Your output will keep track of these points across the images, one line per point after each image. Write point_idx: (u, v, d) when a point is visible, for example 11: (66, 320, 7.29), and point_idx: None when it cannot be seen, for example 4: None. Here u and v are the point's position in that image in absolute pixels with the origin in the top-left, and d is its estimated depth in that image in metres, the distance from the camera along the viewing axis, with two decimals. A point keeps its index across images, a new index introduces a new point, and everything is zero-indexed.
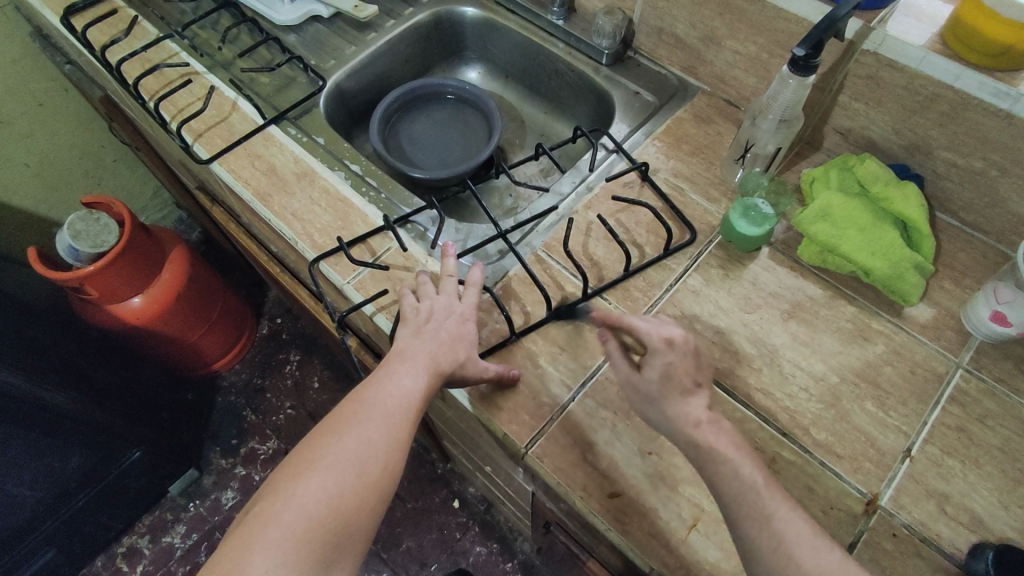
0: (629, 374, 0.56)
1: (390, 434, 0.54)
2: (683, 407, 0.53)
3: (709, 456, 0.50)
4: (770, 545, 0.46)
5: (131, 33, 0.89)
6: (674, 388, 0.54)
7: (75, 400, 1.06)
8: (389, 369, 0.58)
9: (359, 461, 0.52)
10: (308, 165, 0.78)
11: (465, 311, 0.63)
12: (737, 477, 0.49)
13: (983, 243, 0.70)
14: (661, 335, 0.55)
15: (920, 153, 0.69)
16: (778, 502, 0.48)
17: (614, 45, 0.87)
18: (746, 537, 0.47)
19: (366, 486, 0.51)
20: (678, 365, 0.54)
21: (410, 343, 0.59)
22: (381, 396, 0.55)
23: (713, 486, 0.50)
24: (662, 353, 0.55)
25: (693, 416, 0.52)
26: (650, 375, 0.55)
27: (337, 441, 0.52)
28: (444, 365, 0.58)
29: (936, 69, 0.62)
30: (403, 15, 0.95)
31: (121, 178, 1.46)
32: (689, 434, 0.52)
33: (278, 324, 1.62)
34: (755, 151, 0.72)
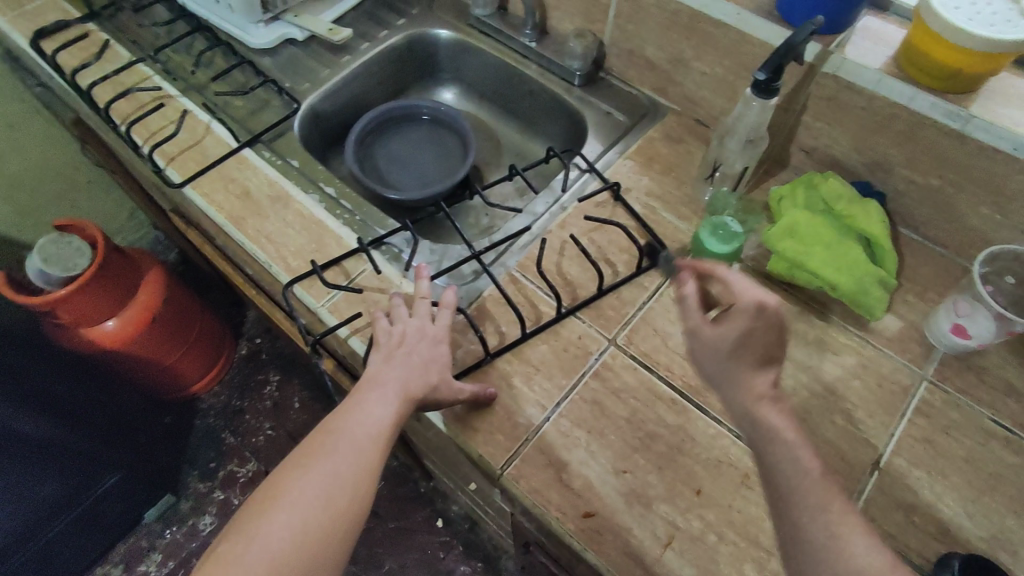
0: (702, 326, 0.50)
1: (360, 463, 0.54)
2: (754, 379, 0.47)
3: (771, 438, 0.45)
4: (822, 534, 0.41)
5: (103, 57, 0.89)
6: (747, 356, 0.48)
7: (47, 428, 1.03)
8: (358, 397, 0.58)
9: (328, 492, 0.52)
10: (282, 188, 0.78)
11: (438, 333, 0.63)
12: (797, 463, 0.44)
13: (944, 257, 0.72)
14: (754, 295, 0.48)
15: (881, 170, 0.71)
16: (836, 497, 0.43)
17: (586, 67, 0.89)
18: (796, 520, 0.42)
19: (335, 517, 0.51)
20: (755, 334, 0.47)
21: (381, 370, 0.59)
22: (351, 426, 0.55)
23: (765, 464, 0.45)
24: (744, 315, 0.48)
25: (761, 391, 0.47)
26: (724, 333, 0.48)
27: (304, 474, 0.52)
28: (415, 390, 0.58)
29: (892, 91, 0.64)
30: (377, 38, 0.96)
31: (94, 199, 1.44)
32: (751, 410, 0.47)
33: (257, 344, 1.60)
34: (724, 170, 0.73)
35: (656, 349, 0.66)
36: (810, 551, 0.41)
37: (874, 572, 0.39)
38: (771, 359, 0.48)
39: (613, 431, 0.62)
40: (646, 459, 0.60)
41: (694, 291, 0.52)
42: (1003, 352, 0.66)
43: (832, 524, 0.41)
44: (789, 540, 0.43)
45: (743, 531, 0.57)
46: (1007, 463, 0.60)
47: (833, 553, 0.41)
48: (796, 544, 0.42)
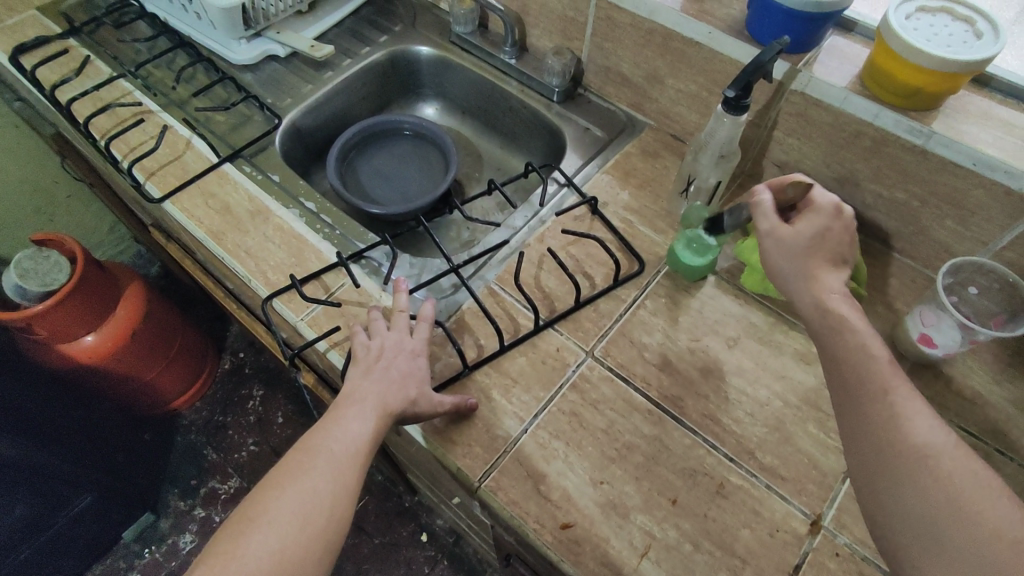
0: (778, 227, 0.58)
1: (337, 481, 0.54)
2: (826, 275, 0.56)
3: (836, 321, 0.52)
4: (878, 412, 0.45)
5: (83, 72, 0.89)
6: (821, 254, 0.57)
7: (23, 447, 1.02)
8: (336, 414, 0.58)
9: (305, 511, 0.52)
10: (262, 203, 0.79)
11: (416, 347, 0.64)
12: (860, 345, 0.50)
13: (912, 268, 0.74)
14: (831, 200, 0.59)
15: (849, 185, 0.73)
16: (900, 380, 0.47)
17: (565, 83, 0.90)
18: (857, 402, 0.47)
19: (312, 537, 0.51)
20: (832, 233, 0.58)
21: (359, 386, 0.59)
22: (328, 443, 0.55)
23: (831, 347, 0.51)
24: (824, 212, 0.58)
25: (831, 286, 0.55)
26: (805, 230, 0.57)
27: (281, 494, 0.52)
28: (393, 406, 0.58)
29: (858, 108, 0.66)
30: (359, 54, 0.97)
31: (75, 213, 1.43)
32: (820, 300, 0.54)
33: (240, 358, 1.58)
34: (698, 184, 0.75)
35: (632, 361, 0.67)
36: (867, 428, 0.46)
37: (928, 443, 0.43)
38: (837, 258, 0.58)
39: (590, 442, 0.62)
40: (623, 470, 0.61)
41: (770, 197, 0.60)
42: (970, 361, 0.68)
43: (889, 403, 0.45)
44: (852, 421, 0.47)
45: (718, 540, 0.57)
46: None
47: (889, 427, 0.45)
48: (856, 423, 0.47)
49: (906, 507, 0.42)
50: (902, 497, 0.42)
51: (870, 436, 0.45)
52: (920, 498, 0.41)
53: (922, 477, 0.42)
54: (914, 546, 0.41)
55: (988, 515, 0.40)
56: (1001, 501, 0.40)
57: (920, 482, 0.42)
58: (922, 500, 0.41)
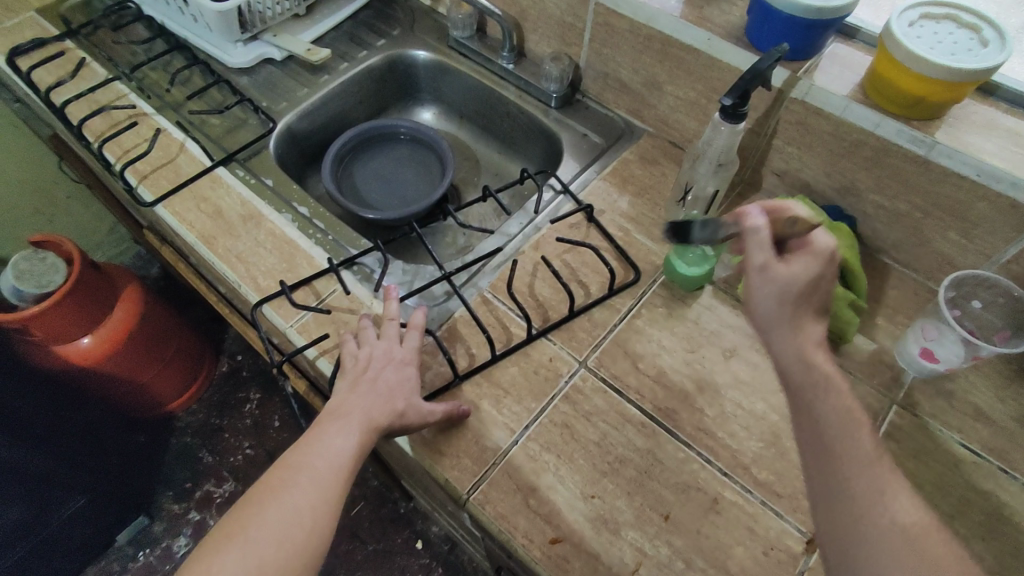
0: (770, 263, 0.50)
1: (319, 498, 0.52)
2: (810, 327, 0.50)
3: (820, 381, 0.47)
4: (868, 484, 0.43)
5: (79, 74, 0.88)
6: (809, 305, 0.50)
7: (17, 450, 1.01)
8: (320, 430, 0.56)
9: (285, 529, 0.50)
10: (255, 208, 0.78)
11: (406, 356, 0.63)
12: (843, 411, 0.46)
13: (914, 280, 0.73)
14: (828, 243, 0.51)
15: (850, 195, 0.72)
16: (882, 459, 0.45)
17: (562, 89, 0.89)
18: (841, 473, 0.44)
19: (290, 555, 0.50)
20: (824, 282, 0.50)
21: (344, 401, 0.58)
22: (310, 459, 0.54)
23: (810, 408, 0.47)
24: (818, 258, 0.50)
25: (818, 339, 0.49)
26: (799, 273, 0.50)
27: (260, 512, 0.51)
28: (379, 420, 0.57)
29: (858, 116, 0.65)
30: (357, 58, 0.96)
31: (74, 214, 1.43)
32: (806, 355, 0.49)
33: (237, 361, 1.58)
34: (695, 193, 0.73)
35: (626, 372, 0.66)
36: (848, 500, 0.43)
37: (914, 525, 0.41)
38: (823, 307, 0.51)
39: (582, 455, 0.61)
40: (615, 484, 0.59)
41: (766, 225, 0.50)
42: (972, 376, 0.66)
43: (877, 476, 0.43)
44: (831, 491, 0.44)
45: (711, 558, 0.56)
46: (977, 488, 0.60)
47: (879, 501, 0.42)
48: (837, 493, 0.44)
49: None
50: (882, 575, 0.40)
51: (851, 510, 0.43)
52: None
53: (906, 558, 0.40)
54: None
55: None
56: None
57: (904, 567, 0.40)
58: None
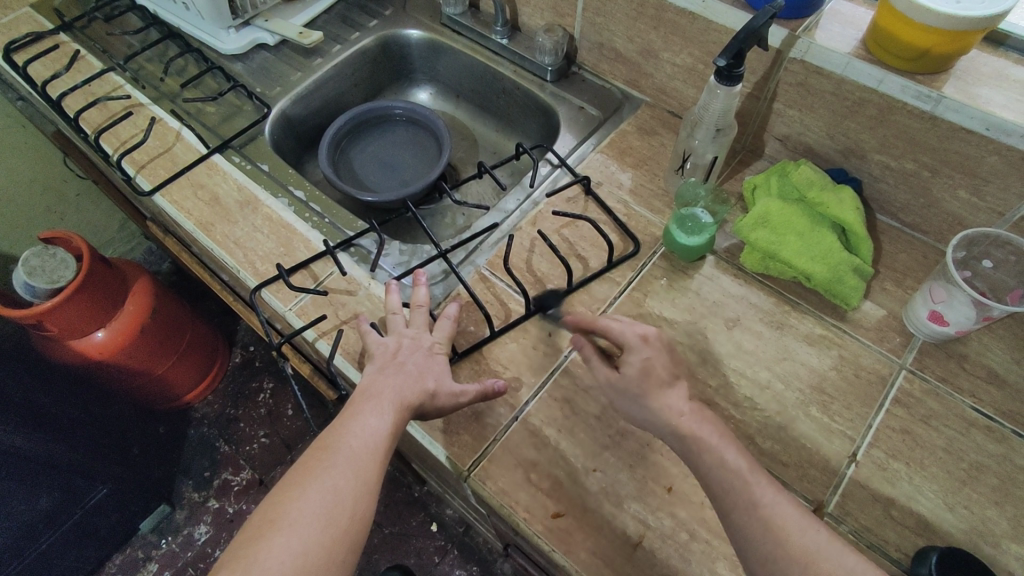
0: (610, 373, 0.57)
1: (360, 478, 0.52)
2: (665, 397, 0.54)
3: (693, 446, 0.51)
4: (759, 527, 0.46)
5: (74, 68, 0.89)
6: (655, 381, 0.54)
7: (37, 441, 1.02)
8: (353, 411, 0.56)
9: (327, 511, 0.49)
10: (251, 193, 0.78)
11: (435, 344, 0.62)
12: (719, 463, 0.50)
13: (923, 243, 0.71)
14: (637, 333, 0.57)
15: (855, 156, 0.70)
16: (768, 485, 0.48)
17: (557, 62, 0.88)
18: (738, 525, 0.48)
19: (335, 539, 0.49)
20: (656, 361, 0.55)
21: (376, 382, 0.58)
22: (347, 440, 0.53)
23: (700, 473, 0.51)
24: (640, 350, 0.56)
25: (674, 409, 0.53)
26: (631, 369, 0.55)
27: (302, 494, 0.50)
28: (410, 400, 0.57)
29: (860, 74, 0.62)
30: (349, 39, 0.95)
31: (83, 211, 1.44)
32: (672, 425, 0.53)
33: (250, 351, 1.59)
34: (694, 161, 0.72)
35: None
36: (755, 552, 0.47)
37: (811, 551, 0.45)
38: (671, 373, 0.56)
39: (583, 429, 0.60)
40: (617, 457, 0.59)
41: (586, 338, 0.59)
42: (985, 338, 0.64)
43: (765, 516, 0.47)
44: (740, 543, 0.48)
45: (715, 529, 0.55)
46: (990, 453, 0.58)
47: (773, 536, 0.46)
48: (744, 545, 0.47)
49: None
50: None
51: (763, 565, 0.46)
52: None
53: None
54: None
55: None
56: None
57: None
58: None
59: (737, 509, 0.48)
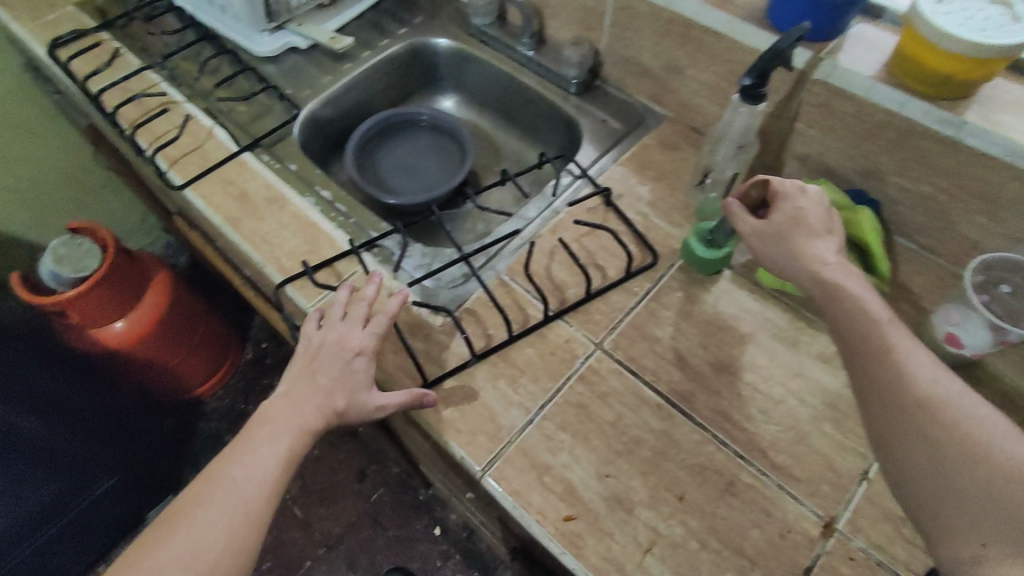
0: (755, 224, 0.58)
1: (243, 509, 0.54)
2: (815, 246, 0.55)
3: (834, 293, 0.51)
4: (882, 369, 0.46)
5: (113, 64, 0.91)
6: (803, 230, 0.56)
7: (48, 427, 1.04)
8: (247, 438, 0.58)
9: (209, 541, 0.52)
10: (279, 191, 0.79)
11: (361, 343, 0.62)
12: (859, 311, 0.49)
13: (940, 266, 0.72)
14: (794, 183, 0.58)
15: (875, 178, 0.70)
16: (901, 336, 0.47)
17: (582, 75, 0.89)
18: (867, 369, 0.47)
19: (214, 567, 0.51)
20: (810, 210, 0.56)
21: (278, 403, 0.60)
22: (232, 470, 0.56)
23: (836, 322, 0.50)
24: (795, 196, 0.57)
25: (821, 257, 0.54)
26: (779, 218, 0.57)
27: (182, 526, 0.53)
28: (313, 423, 0.59)
29: (882, 97, 0.63)
30: (379, 46, 0.98)
31: (108, 204, 1.47)
32: (814, 273, 0.53)
33: (263, 348, 1.61)
34: (714, 176, 0.73)
35: (643, 356, 0.66)
36: (873, 392, 0.46)
37: (939, 397, 0.43)
38: (825, 229, 0.56)
39: (597, 435, 0.61)
40: (629, 464, 0.60)
41: (736, 203, 0.60)
42: (999, 363, 0.65)
43: (898, 363, 0.45)
44: (859, 385, 0.47)
45: (727, 539, 0.56)
46: None
47: (896, 378, 0.45)
48: (866, 385, 0.47)
49: (929, 465, 0.42)
50: (917, 453, 0.43)
51: (881, 414, 0.45)
52: (933, 451, 0.42)
53: (938, 430, 0.42)
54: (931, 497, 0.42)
55: (1003, 456, 0.40)
56: (1008, 439, 0.41)
57: (933, 437, 0.42)
58: (933, 452, 0.42)
59: (868, 356, 0.47)
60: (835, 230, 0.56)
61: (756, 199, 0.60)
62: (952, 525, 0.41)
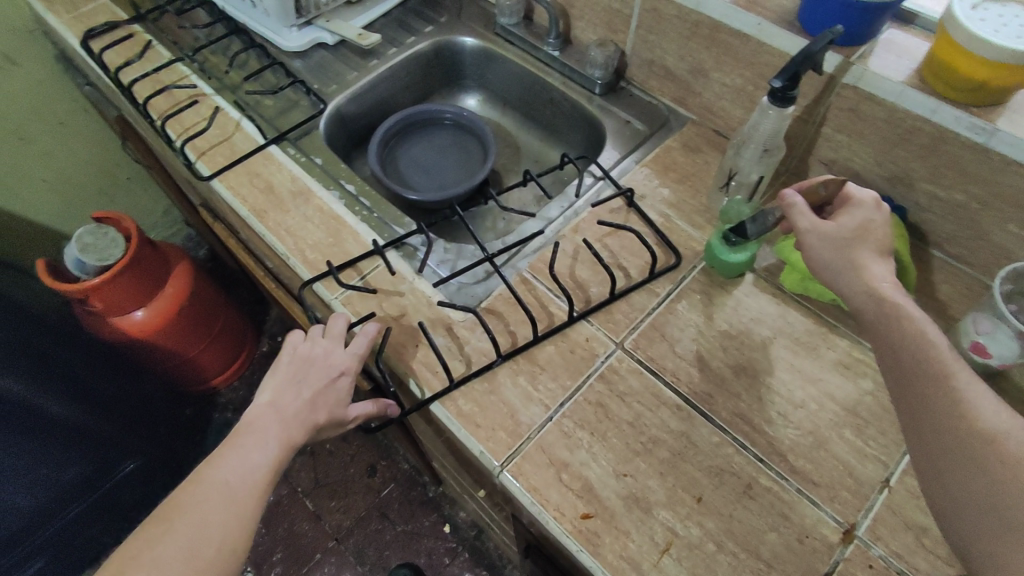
0: (819, 224, 0.57)
1: (235, 513, 0.53)
2: (873, 261, 0.55)
3: (890, 309, 0.51)
4: (943, 403, 0.44)
5: (145, 56, 0.93)
6: (864, 243, 0.56)
7: (73, 410, 1.07)
8: (236, 443, 0.58)
9: (191, 548, 0.50)
10: (305, 184, 0.81)
11: (345, 363, 0.64)
12: (918, 333, 0.48)
13: (967, 275, 0.71)
14: (869, 194, 0.59)
15: (902, 184, 0.70)
16: (962, 367, 0.45)
17: (607, 76, 0.89)
18: (921, 394, 0.45)
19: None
20: (875, 226, 0.57)
21: (265, 413, 0.60)
22: (223, 474, 0.55)
23: (888, 341, 0.49)
24: (864, 209, 0.58)
25: (880, 275, 0.54)
26: (846, 224, 0.57)
27: (164, 534, 0.50)
28: (299, 434, 0.60)
29: (914, 103, 0.63)
30: (405, 43, 0.99)
31: (133, 195, 1.49)
32: (872, 289, 0.53)
33: (279, 341, 1.62)
34: (739, 179, 0.73)
35: (663, 356, 0.66)
36: (927, 419, 0.44)
37: (1001, 430, 0.41)
38: (881, 251, 0.57)
39: (616, 434, 0.61)
40: (648, 464, 0.60)
41: (801, 199, 0.59)
42: None
43: (955, 390, 0.44)
44: (914, 413, 0.45)
45: (744, 542, 0.56)
46: None
47: (957, 414, 0.43)
48: (918, 411, 0.45)
49: (987, 506, 0.39)
50: (976, 488, 0.40)
51: (933, 436, 0.43)
52: (989, 484, 0.39)
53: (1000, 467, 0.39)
54: (978, 530, 0.39)
55: None
56: None
57: (988, 467, 0.40)
58: (991, 489, 0.39)
59: (925, 379, 0.45)
60: (891, 252, 0.57)
61: (822, 198, 0.61)
62: (1002, 565, 0.38)
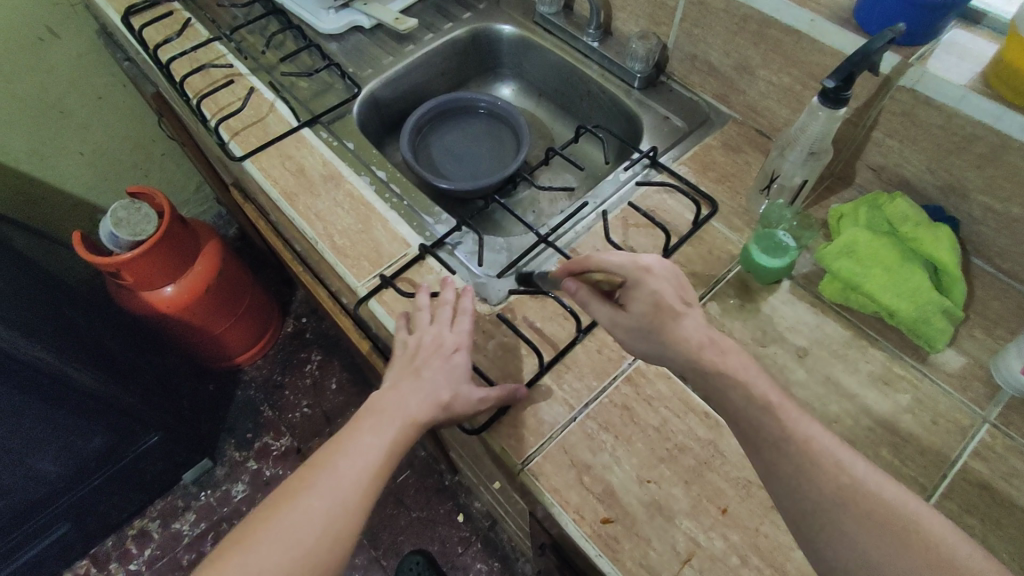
0: (613, 314, 0.54)
1: (343, 499, 0.52)
2: (680, 327, 0.50)
3: (723, 377, 0.47)
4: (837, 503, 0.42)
5: (184, 35, 0.93)
6: (660, 314, 0.51)
7: (102, 380, 1.07)
8: (356, 426, 0.57)
9: (298, 533, 0.50)
10: (336, 169, 0.80)
11: (456, 341, 0.62)
12: (783, 427, 0.45)
13: (1020, 292, 0.67)
14: (627, 259, 0.53)
15: (955, 194, 0.66)
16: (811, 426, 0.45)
17: (647, 69, 0.87)
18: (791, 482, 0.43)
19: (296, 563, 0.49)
20: (665, 293, 0.51)
21: (388, 399, 0.58)
22: (340, 458, 0.54)
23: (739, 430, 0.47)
24: (640, 284, 0.52)
25: (694, 340, 0.49)
26: (635, 309, 0.52)
27: (277, 514, 0.51)
28: (419, 415, 0.57)
29: (976, 109, 0.60)
30: (442, 29, 0.97)
31: (166, 171, 1.51)
32: (693, 359, 0.49)
33: (302, 323, 1.64)
34: (781, 182, 0.70)
35: None
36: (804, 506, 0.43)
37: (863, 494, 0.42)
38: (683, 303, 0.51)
39: (641, 439, 0.60)
40: (672, 471, 0.58)
41: (576, 288, 0.56)
42: None
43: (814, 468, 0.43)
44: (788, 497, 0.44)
45: (769, 558, 0.54)
46: None
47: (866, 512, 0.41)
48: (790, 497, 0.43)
49: None
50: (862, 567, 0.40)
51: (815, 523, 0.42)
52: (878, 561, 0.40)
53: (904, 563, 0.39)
54: None
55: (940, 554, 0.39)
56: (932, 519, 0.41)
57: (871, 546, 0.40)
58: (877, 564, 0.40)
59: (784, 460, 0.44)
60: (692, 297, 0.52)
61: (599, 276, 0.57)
62: None
